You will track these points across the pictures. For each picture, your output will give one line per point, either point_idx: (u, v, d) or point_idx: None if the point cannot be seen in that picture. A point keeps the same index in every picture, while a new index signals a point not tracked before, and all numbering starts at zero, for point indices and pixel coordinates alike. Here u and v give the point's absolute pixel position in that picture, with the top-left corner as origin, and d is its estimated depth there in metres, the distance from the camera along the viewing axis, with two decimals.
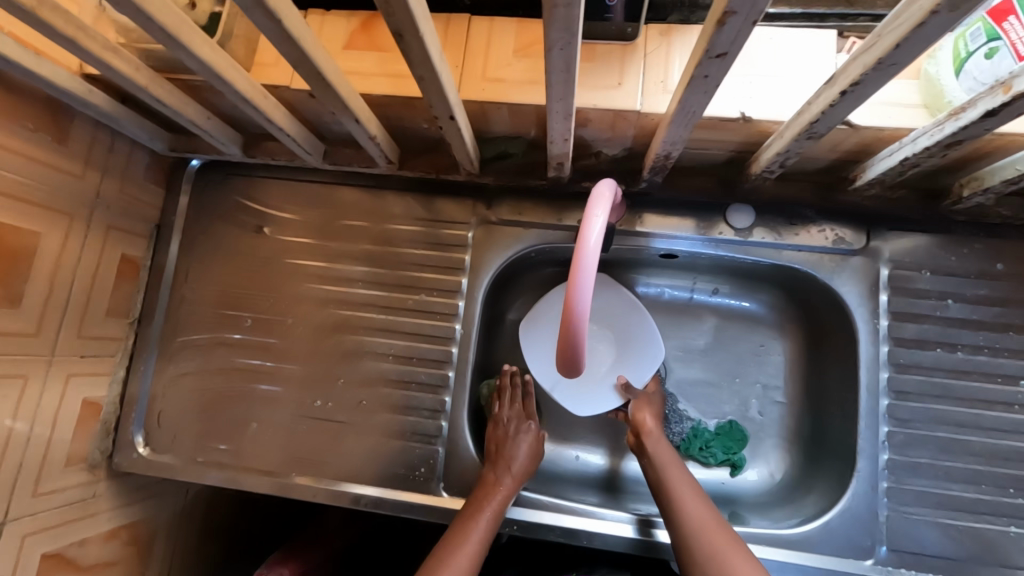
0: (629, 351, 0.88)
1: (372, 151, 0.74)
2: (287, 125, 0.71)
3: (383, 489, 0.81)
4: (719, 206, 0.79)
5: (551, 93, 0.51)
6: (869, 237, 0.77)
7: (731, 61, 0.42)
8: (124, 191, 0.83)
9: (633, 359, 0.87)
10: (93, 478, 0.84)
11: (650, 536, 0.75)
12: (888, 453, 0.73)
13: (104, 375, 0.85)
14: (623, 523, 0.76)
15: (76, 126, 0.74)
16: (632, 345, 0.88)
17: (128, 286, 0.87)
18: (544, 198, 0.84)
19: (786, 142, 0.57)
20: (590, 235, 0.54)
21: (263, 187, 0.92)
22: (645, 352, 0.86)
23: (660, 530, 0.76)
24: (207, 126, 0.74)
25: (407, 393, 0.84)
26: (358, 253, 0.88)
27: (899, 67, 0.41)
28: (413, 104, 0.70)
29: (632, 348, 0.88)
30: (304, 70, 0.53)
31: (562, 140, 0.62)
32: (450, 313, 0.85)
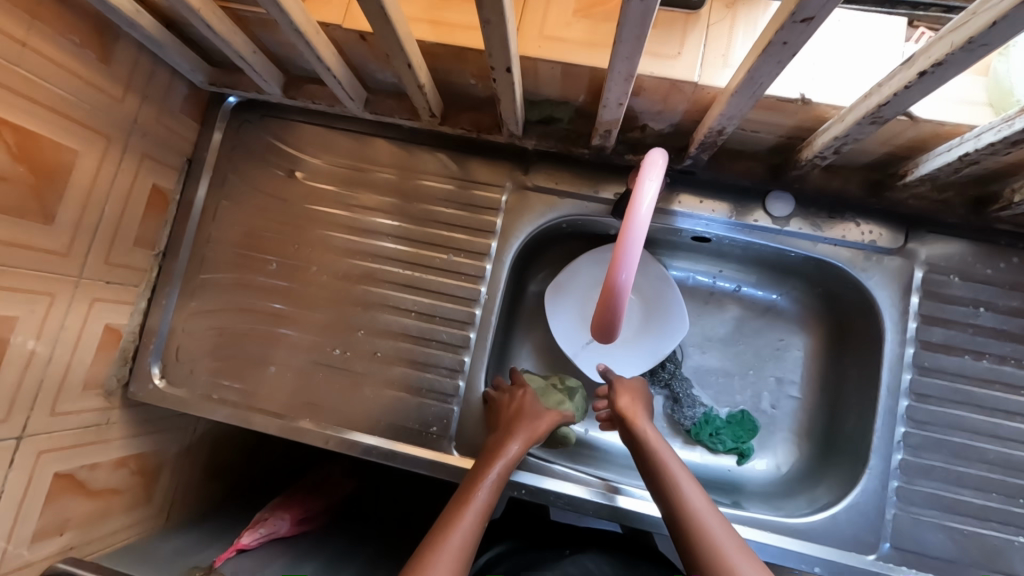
0: (652, 326, 0.88)
1: (417, 101, 0.73)
2: (335, 65, 0.69)
3: (394, 442, 0.81)
4: (760, 193, 0.78)
5: (618, 50, 0.50)
6: (907, 238, 0.77)
7: (816, 27, 0.41)
8: (160, 121, 0.82)
9: (655, 335, 0.88)
10: (108, 405, 0.84)
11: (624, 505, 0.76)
12: (902, 453, 0.74)
13: (126, 304, 0.85)
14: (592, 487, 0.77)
15: (120, 47, 0.73)
16: (655, 321, 0.88)
17: (157, 218, 0.86)
18: (582, 169, 0.84)
19: (846, 126, 0.56)
20: (640, 205, 0.54)
21: (299, 132, 0.91)
22: (668, 329, 0.87)
23: (619, 495, 0.77)
24: (252, 60, 0.73)
25: (426, 351, 0.84)
26: (388, 206, 0.88)
27: (988, 49, 0.40)
28: (465, 56, 0.69)
29: (654, 323, 0.88)
30: (367, 2, 0.51)
31: (616, 104, 0.61)
32: (476, 275, 0.84)
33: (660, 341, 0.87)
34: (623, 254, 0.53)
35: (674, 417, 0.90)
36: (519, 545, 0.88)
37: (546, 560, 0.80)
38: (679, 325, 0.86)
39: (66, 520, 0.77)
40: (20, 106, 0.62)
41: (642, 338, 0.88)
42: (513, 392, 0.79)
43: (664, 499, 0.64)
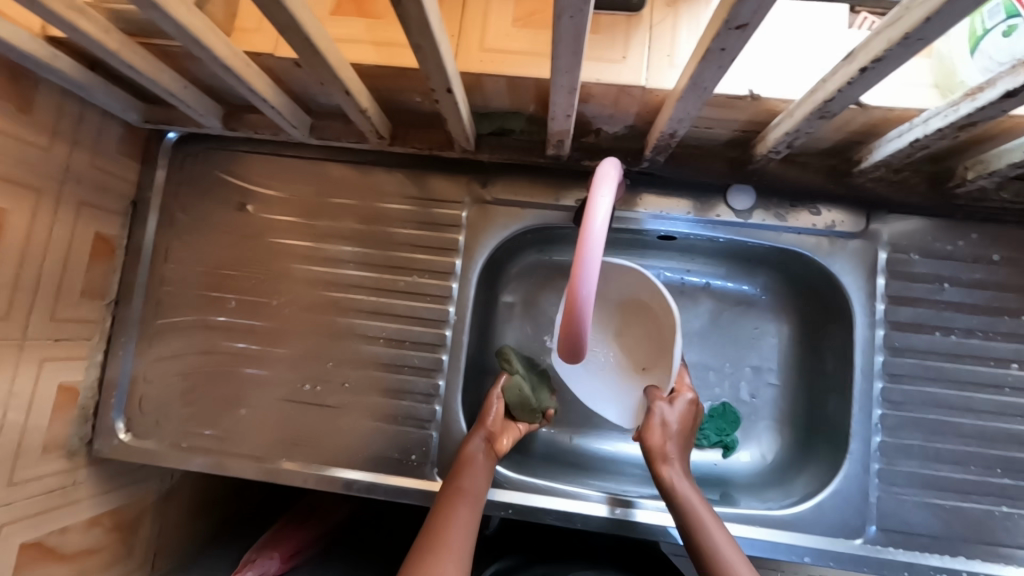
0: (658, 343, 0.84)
1: (362, 125, 0.70)
2: (271, 96, 0.66)
3: (376, 474, 0.79)
4: (720, 187, 0.78)
5: (557, 65, 0.49)
6: (869, 221, 0.77)
7: (752, 32, 0.40)
8: (96, 165, 0.78)
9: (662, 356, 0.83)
10: (72, 465, 0.81)
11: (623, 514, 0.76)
12: (881, 435, 0.74)
13: (80, 359, 0.81)
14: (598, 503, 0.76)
15: (41, 93, 0.69)
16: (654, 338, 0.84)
17: (103, 266, 0.82)
18: (540, 178, 0.82)
19: (796, 121, 0.55)
20: (594, 219, 0.52)
21: (246, 162, 0.88)
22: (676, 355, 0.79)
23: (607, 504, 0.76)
24: (184, 96, 0.69)
25: (400, 377, 0.82)
26: (347, 232, 0.85)
27: (924, 43, 0.39)
28: (406, 75, 0.66)
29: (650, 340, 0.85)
30: (291, 34, 0.49)
31: (564, 115, 0.60)
32: (443, 295, 0.82)
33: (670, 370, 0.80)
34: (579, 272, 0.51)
35: None
36: (524, 558, 0.87)
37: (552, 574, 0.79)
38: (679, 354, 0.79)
39: None
40: None
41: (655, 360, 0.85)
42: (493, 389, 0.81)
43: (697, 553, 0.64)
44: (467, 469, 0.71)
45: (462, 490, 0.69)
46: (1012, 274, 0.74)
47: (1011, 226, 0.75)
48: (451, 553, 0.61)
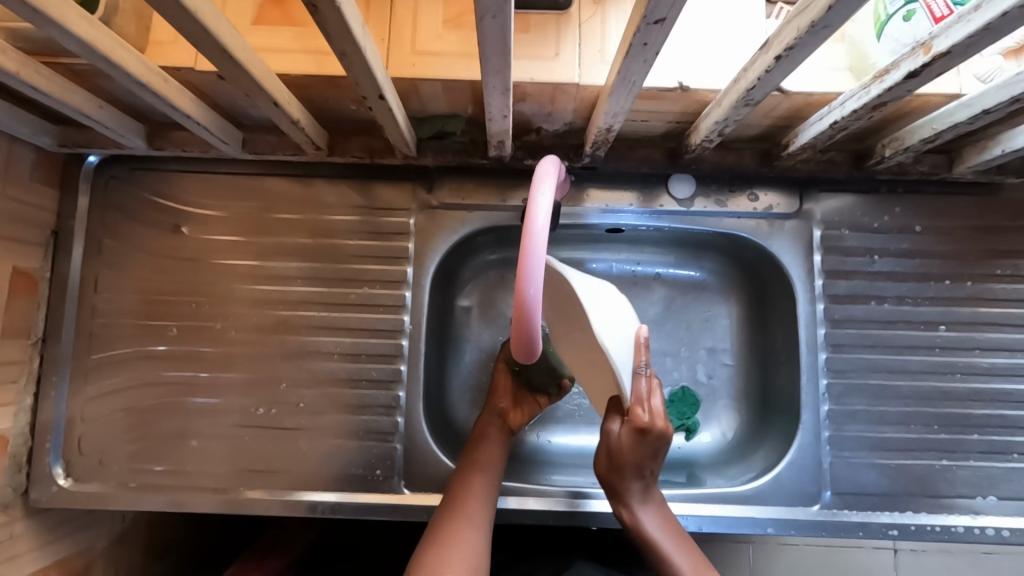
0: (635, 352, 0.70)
1: (297, 137, 0.68)
2: (196, 111, 0.63)
3: (342, 493, 0.77)
4: (662, 178, 0.80)
5: (487, 66, 0.48)
6: (802, 201, 0.80)
7: (670, 26, 0.41)
8: (7, 195, 0.72)
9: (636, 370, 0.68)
10: (7, 519, 0.75)
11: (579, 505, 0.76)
12: (828, 404, 0.78)
13: (7, 405, 0.75)
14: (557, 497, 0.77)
15: None
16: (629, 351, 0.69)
17: (25, 303, 0.77)
18: (486, 179, 0.82)
19: (724, 110, 0.57)
20: (535, 219, 0.52)
21: (177, 182, 0.83)
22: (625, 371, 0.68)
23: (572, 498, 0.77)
24: (100, 116, 0.65)
25: (358, 392, 0.80)
26: (292, 247, 0.82)
27: (830, 30, 0.41)
28: (338, 83, 0.65)
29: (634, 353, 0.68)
30: (206, 47, 0.46)
31: (501, 116, 0.60)
32: (397, 305, 0.81)
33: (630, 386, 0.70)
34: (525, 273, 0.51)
35: None
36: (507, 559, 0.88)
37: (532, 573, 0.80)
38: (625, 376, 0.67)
39: None
40: None
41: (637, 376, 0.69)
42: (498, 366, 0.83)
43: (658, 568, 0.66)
44: (481, 444, 0.74)
45: (484, 457, 0.72)
46: (933, 242, 0.79)
47: (928, 197, 0.80)
48: (472, 511, 0.65)
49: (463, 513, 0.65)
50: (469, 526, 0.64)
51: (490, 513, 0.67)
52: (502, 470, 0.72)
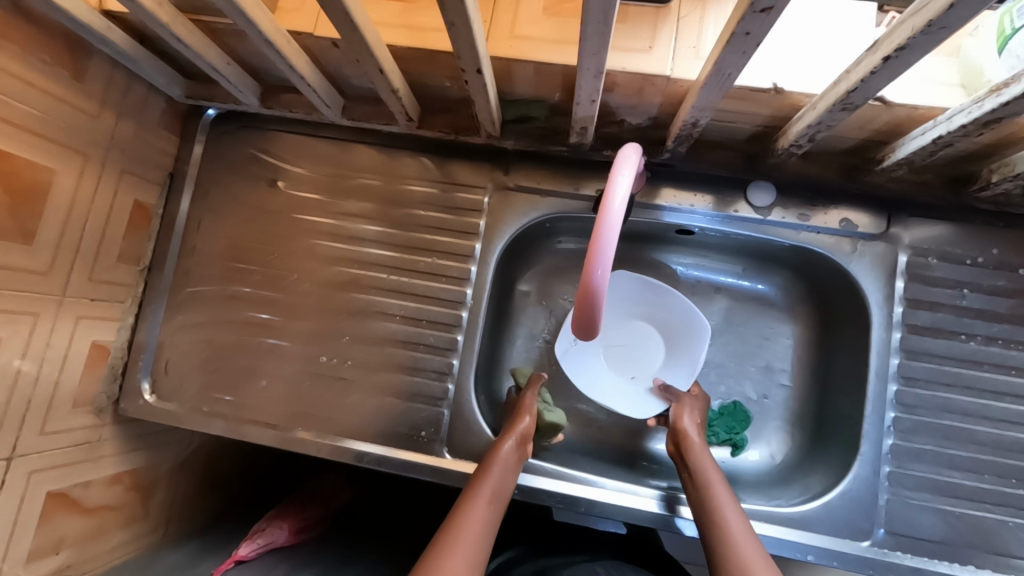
0: (676, 349, 0.90)
1: (393, 106, 0.72)
2: (309, 73, 0.69)
3: (386, 447, 0.81)
4: (741, 183, 0.79)
5: (585, 46, 0.50)
6: (889, 223, 0.77)
7: (776, 16, 0.41)
8: (139, 136, 0.82)
9: (686, 357, 0.89)
10: (99, 422, 0.85)
11: (674, 511, 0.75)
12: (892, 438, 0.74)
13: (113, 321, 0.85)
14: (649, 498, 0.76)
15: (93, 64, 0.72)
16: (681, 342, 0.89)
17: (140, 234, 0.86)
18: (562, 166, 0.84)
19: (819, 113, 0.56)
20: (613, 202, 0.52)
21: (279, 141, 0.91)
22: (696, 351, 0.87)
23: (605, 491, 0.77)
24: (226, 72, 0.73)
25: (414, 355, 0.84)
26: (371, 212, 0.88)
27: (948, 31, 0.40)
28: (436, 59, 0.68)
29: (677, 346, 0.90)
30: (331, 9, 0.51)
31: (589, 101, 0.62)
32: (461, 277, 0.84)
33: (691, 366, 0.87)
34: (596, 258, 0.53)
35: None
36: (530, 550, 0.88)
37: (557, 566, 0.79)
38: (702, 348, 0.86)
39: (60, 538, 0.80)
40: None
41: (672, 364, 0.89)
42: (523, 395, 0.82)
43: (706, 527, 0.64)
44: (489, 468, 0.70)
45: (486, 488, 0.68)
46: None
47: None
48: (465, 551, 0.59)
49: (455, 551, 0.59)
50: (460, 563, 0.58)
51: (485, 553, 0.61)
52: (503, 504, 0.67)
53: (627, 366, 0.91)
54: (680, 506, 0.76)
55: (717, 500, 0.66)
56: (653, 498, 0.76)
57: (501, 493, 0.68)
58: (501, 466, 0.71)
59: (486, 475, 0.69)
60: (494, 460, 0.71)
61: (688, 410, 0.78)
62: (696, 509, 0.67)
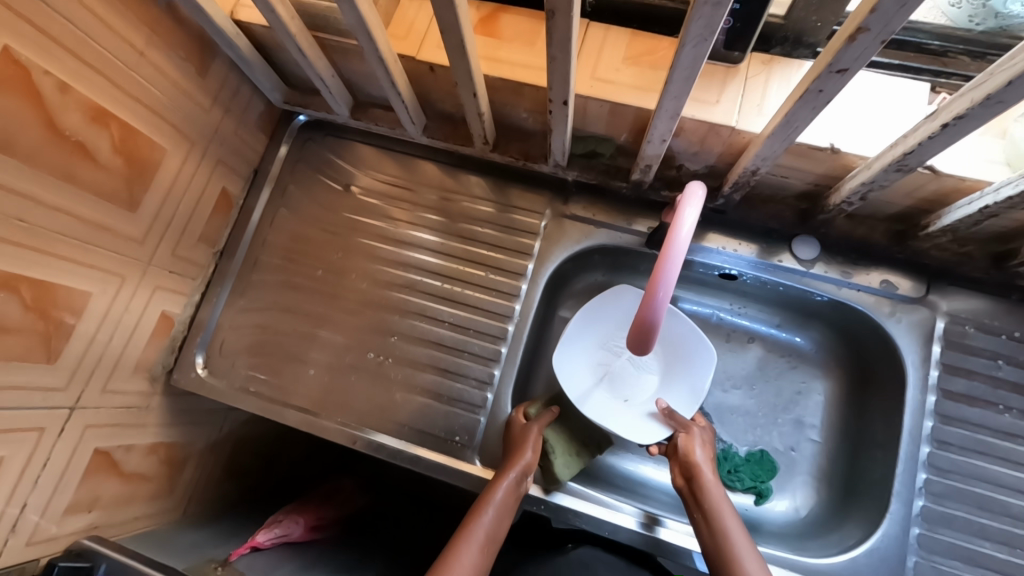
0: (679, 374, 0.90)
1: (475, 129, 0.79)
2: (406, 92, 0.77)
3: (421, 448, 0.83)
4: (788, 236, 0.83)
5: (668, 90, 0.57)
6: (929, 289, 0.80)
7: (850, 77, 0.47)
8: (237, 132, 0.90)
9: (682, 379, 0.90)
10: (151, 389, 0.89)
11: (653, 532, 0.77)
12: (923, 500, 0.74)
13: (183, 295, 0.90)
14: (629, 515, 0.78)
15: (215, 64, 0.81)
16: (682, 367, 0.90)
17: (221, 219, 0.92)
18: (617, 201, 0.90)
19: (874, 172, 0.61)
20: (679, 231, 0.57)
21: (358, 152, 0.99)
22: (696, 376, 0.89)
23: (620, 514, 0.78)
24: (330, 83, 0.81)
25: (458, 361, 0.87)
26: (434, 224, 0.94)
27: (1005, 105, 0.45)
28: (521, 91, 0.75)
29: (676, 372, 0.91)
30: (449, 35, 0.58)
31: (659, 141, 0.68)
32: (512, 293, 0.89)
33: (691, 391, 0.89)
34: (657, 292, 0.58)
35: None
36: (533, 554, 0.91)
37: (542, 559, 0.83)
38: (704, 373, 0.88)
39: (96, 498, 0.83)
40: (128, 104, 0.69)
41: (668, 386, 0.90)
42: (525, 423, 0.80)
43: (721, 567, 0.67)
44: (484, 506, 0.71)
45: (478, 533, 0.69)
46: None
47: None
48: None
49: None
50: None
51: None
52: (495, 550, 0.69)
53: (623, 389, 0.89)
54: (658, 527, 0.77)
55: (736, 549, 0.67)
56: (632, 515, 0.78)
57: (494, 532, 0.70)
58: (494, 509, 0.72)
59: (479, 517, 0.70)
60: (487, 502, 0.72)
61: (698, 443, 0.79)
62: (710, 547, 0.69)
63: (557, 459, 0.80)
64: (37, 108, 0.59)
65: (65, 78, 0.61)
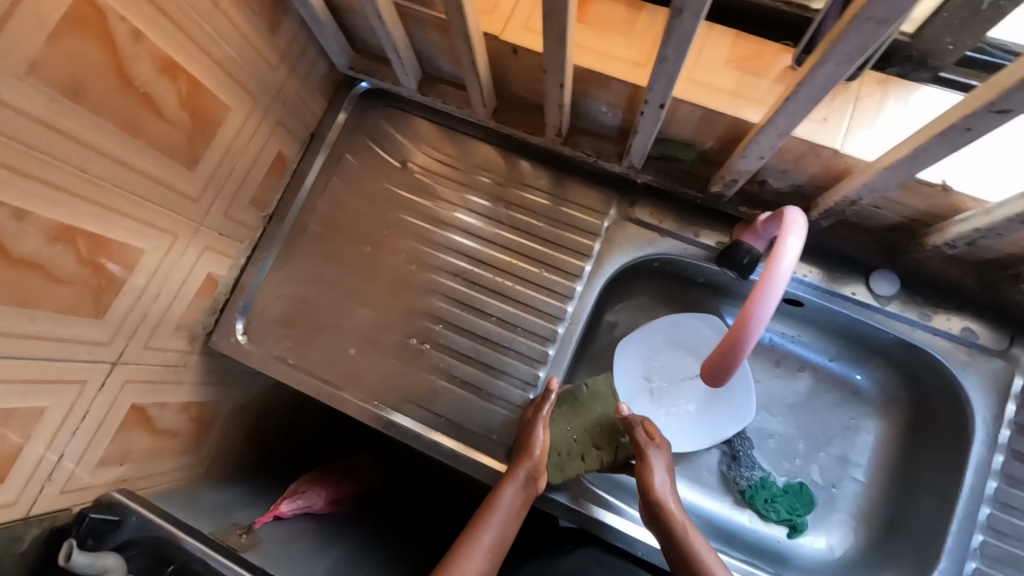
0: (709, 409, 0.90)
1: (552, 118, 0.75)
2: (484, 72, 0.72)
3: (457, 444, 0.81)
4: (868, 270, 0.78)
5: (787, 105, 0.52)
6: (1012, 343, 0.75)
7: (1009, 119, 0.42)
8: (299, 94, 0.86)
9: (715, 417, 0.89)
10: (190, 349, 0.87)
11: None
12: (976, 562, 0.71)
13: (229, 258, 0.87)
14: None
15: (286, 21, 0.77)
16: (719, 404, 0.90)
17: (273, 182, 0.89)
18: (686, 210, 0.85)
19: (994, 221, 0.57)
20: (782, 261, 0.53)
21: (420, 129, 0.96)
22: (727, 421, 0.88)
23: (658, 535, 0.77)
24: (402, 53, 0.76)
25: (502, 358, 0.85)
26: (490, 212, 0.90)
27: None
28: (607, 86, 0.70)
29: (712, 405, 0.90)
30: (551, 22, 0.54)
31: (756, 157, 0.63)
32: (565, 294, 0.85)
33: (713, 430, 0.89)
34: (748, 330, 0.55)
35: (730, 475, 0.89)
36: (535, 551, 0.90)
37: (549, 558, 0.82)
38: (737, 422, 0.88)
39: (128, 452, 0.83)
40: (199, 58, 0.66)
41: (699, 417, 0.90)
42: (531, 418, 0.78)
43: None
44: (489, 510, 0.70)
45: (485, 540, 0.68)
46: None
47: None
48: None
49: None
50: None
51: None
52: (502, 555, 0.69)
53: (663, 396, 0.91)
54: None
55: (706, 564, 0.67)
56: None
57: (503, 536, 0.69)
58: (501, 514, 0.70)
59: (485, 522, 0.69)
60: (493, 505, 0.71)
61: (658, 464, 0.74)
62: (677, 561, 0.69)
63: (549, 456, 0.77)
64: (110, 55, 0.56)
65: (140, 25, 0.57)
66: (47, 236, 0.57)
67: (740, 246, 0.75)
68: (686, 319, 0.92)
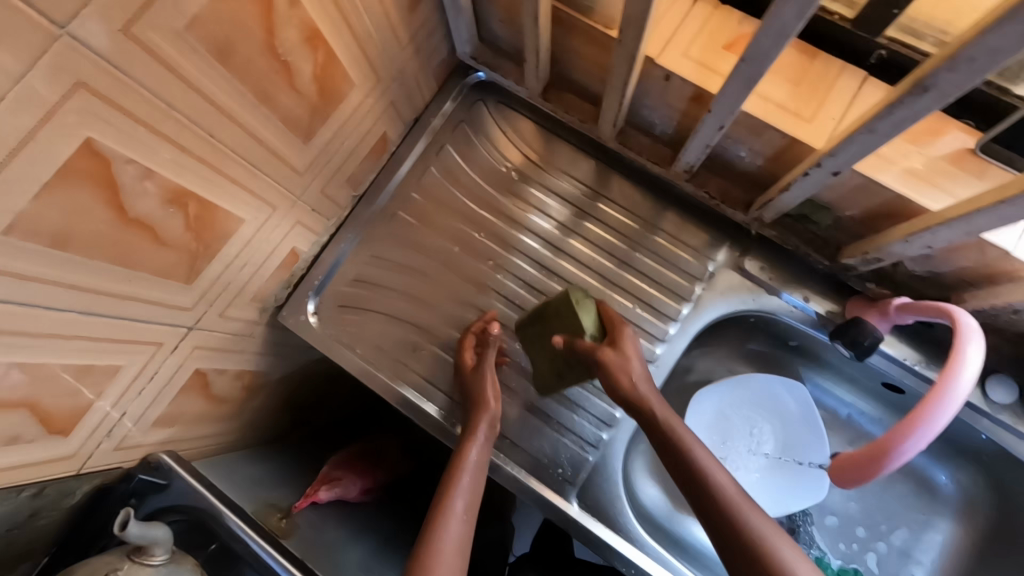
0: (773, 478, 0.89)
1: (691, 154, 0.70)
2: (631, 93, 0.67)
3: (521, 471, 0.78)
4: (987, 374, 0.73)
5: (998, 204, 0.47)
6: None
7: None
8: (417, 76, 0.81)
9: (779, 488, 0.88)
10: (258, 320, 0.84)
11: None
12: None
13: (313, 234, 0.83)
14: None
15: (426, 1, 0.72)
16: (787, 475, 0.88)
17: (371, 163, 0.85)
18: (801, 271, 0.80)
19: None
20: (962, 377, 0.61)
21: (532, 134, 0.92)
22: (790, 496, 0.87)
23: None
24: (542, 56, 0.71)
25: (580, 389, 0.83)
26: (593, 237, 0.88)
27: None
28: (761, 133, 0.65)
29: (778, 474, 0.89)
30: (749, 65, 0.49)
31: (921, 246, 0.58)
32: (654, 334, 0.82)
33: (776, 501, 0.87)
34: (922, 425, 0.61)
35: None
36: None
37: None
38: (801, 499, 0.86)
39: (181, 414, 0.80)
40: (342, 30, 0.61)
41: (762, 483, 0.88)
42: (463, 354, 0.81)
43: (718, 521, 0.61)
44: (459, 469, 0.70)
45: (460, 496, 0.68)
46: None
47: None
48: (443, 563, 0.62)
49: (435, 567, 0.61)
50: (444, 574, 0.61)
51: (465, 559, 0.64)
52: (477, 511, 0.69)
53: (731, 452, 0.90)
54: None
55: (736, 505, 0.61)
56: None
57: (476, 490, 0.70)
58: (469, 471, 0.70)
59: (457, 481, 0.69)
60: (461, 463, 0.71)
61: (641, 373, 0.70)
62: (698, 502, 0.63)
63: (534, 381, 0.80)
64: (266, 18, 0.51)
65: None
66: (162, 198, 0.54)
67: (861, 323, 0.71)
68: (771, 384, 0.90)
